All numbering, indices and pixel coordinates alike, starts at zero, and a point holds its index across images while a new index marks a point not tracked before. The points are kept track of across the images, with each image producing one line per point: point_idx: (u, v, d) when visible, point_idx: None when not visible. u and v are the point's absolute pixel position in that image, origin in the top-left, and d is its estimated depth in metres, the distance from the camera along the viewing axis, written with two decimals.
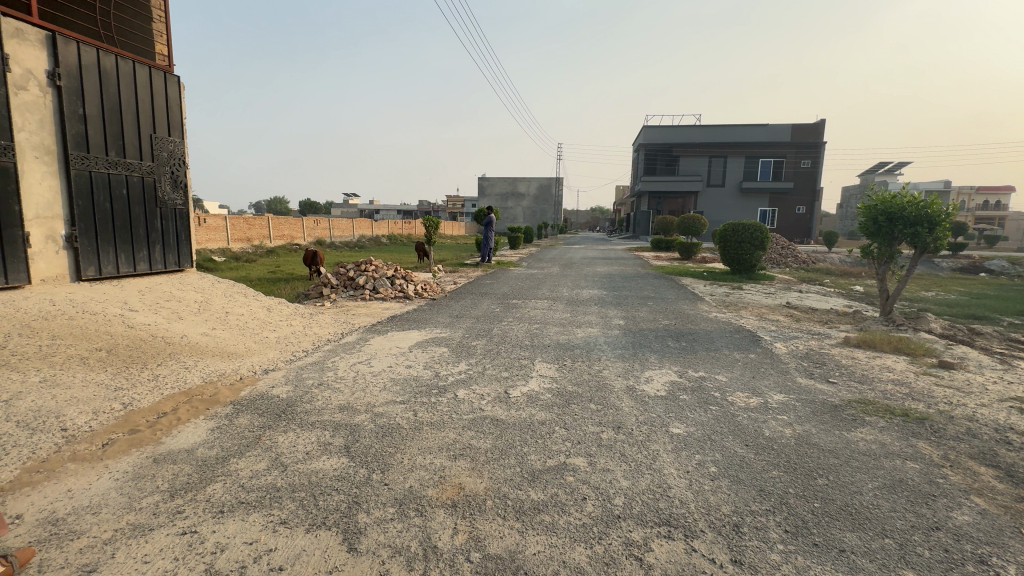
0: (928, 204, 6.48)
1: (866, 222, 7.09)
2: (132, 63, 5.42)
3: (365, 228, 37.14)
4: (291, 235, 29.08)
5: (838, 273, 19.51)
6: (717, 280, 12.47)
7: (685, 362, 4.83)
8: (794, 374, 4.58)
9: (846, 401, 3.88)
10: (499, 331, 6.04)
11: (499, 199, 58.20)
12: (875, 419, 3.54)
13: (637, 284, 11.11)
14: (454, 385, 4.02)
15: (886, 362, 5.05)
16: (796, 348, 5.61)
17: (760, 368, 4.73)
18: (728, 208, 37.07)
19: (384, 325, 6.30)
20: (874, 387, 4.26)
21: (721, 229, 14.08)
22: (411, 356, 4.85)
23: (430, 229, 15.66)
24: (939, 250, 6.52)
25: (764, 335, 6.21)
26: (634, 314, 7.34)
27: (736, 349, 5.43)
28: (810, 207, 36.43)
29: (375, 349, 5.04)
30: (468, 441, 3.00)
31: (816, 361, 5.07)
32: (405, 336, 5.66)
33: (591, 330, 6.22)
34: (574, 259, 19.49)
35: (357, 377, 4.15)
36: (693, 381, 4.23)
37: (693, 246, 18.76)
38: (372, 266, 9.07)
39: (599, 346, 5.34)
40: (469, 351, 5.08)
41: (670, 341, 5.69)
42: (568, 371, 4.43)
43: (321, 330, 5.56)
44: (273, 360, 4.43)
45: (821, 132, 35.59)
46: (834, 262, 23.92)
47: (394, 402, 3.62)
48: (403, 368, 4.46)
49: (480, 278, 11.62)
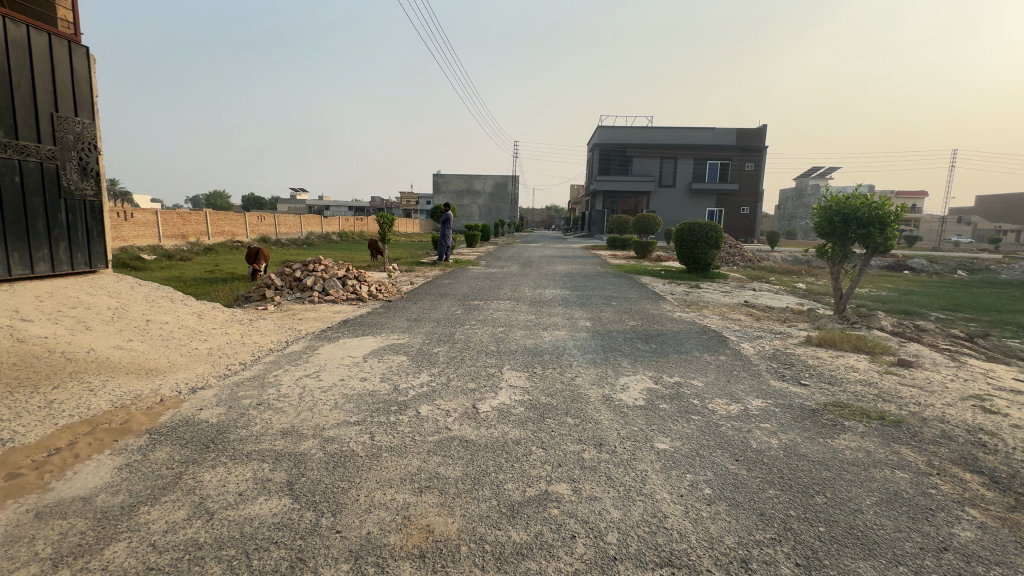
0: (879, 206, 6.66)
1: (821, 222, 7.23)
2: (25, 29, 4.58)
3: (314, 225, 35.43)
4: (231, 232, 27.25)
5: (782, 272, 20.44)
6: (676, 279, 12.62)
7: (658, 366, 4.64)
8: (767, 377, 4.48)
9: (823, 405, 3.79)
10: (461, 336, 5.65)
11: (455, 196, 57.38)
12: (854, 424, 3.46)
13: (599, 283, 11.03)
14: (416, 400, 3.61)
15: (850, 361, 5.09)
16: (763, 348, 5.58)
17: (733, 371, 4.61)
18: (679, 208, 38.27)
19: (334, 331, 5.75)
20: (845, 389, 4.22)
21: (677, 228, 14.24)
22: (366, 367, 4.37)
23: (384, 227, 14.94)
24: (888, 250, 6.74)
25: (730, 335, 6.17)
26: (600, 315, 7.15)
27: (706, 351, 5.31)
28: (753, 208, 38.18)
29: (324, 360, 4.51)
30: (434, 469, 2.62)
31: (785, 362, 5.02)
32: (359, 344, 5.15)
33: (558, 333, 5.94)
34: (532, 257, 19.33)
35: (303, 394, 3.65)
36: (670, 388, 4.03)
37: (649, 244, 19.06)
38: (321, 266, 8.41)
39: (569, 351, 5.07)
40: (430, 359, 4.66)
41: (640, 343, 5.52)
42: (539, 380, 4.12)
43: (262, 339, 4.96)
44: (202, 377, 3.84)
45: (763, 137, 37.40)
46: (777, 261, 25.16)
47: (346, 424, 3.17)
48: (357, 381, 3.99)
49: (438, 278, 11.14)
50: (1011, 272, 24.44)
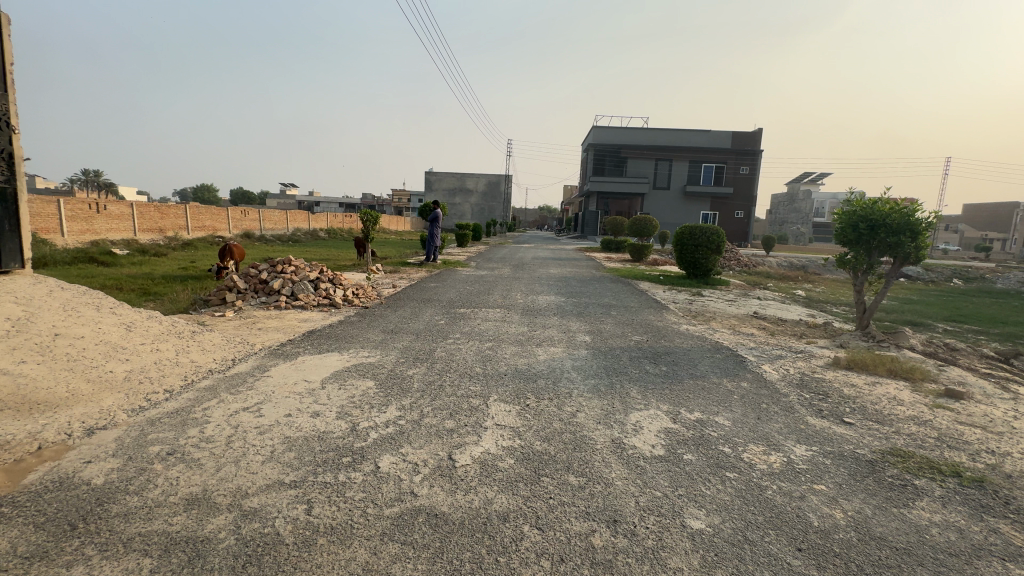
0: (910, 212, 5.99)
1: (844, 228, 6.57)
2: None
3: (301, 221, 34.38)
4: (212, 227, 26.20)
5: (780, 277, 19.94)
6: (676, 285, 11.96)
7: (673, 397, 3.91)
8: (803, 412, 3.77)
9: (882, 456, 3.08)
10: (442, 353, 4.88)
11: (447, 195, 56.54)
12: (928, 485, 2.74)
13: (595, 289, 10.31)
14: (375, 447, 2.82)
15: (890, 390, 4.42)
16: (789, 372, 4.87)
17: (761, 403, 3.91)
18: (673, 211, 37.81)
19: (295, 345, 4.95)
20: (900, 431, 3.52)
21: (677, 231, 13.55)
22: (322, 395, 3.58)
23: (368, 224, 14.10)
24: (920, 260, 6.07)
25: (746, 354, 5.48)
26: (600, 327, 6.42)
27: (725, 376, 4.59)
28: (748, 212, 37.78)
29: (272, 386, 3.71)
30: (385, 570, 1.86)
31: (816, 390, 4.34)
32: (319, 363, 4.35)
33: (554, 350, 5.19)
34: (524, 258, 18.57)
35: (233, 438, 2.85)
36: (693, 429, 3.29)
37: (645, 248, 18.41)
38: (290, 267, 7.59)
39: (567, 376, 4.32)
40: (402, 385, 3.88)
41: (648, 365, 4.79)
42: (533, 417, 3.36)
43: (202, 356, 4.14)
44: (108, 412, 3.04)
45: (758, 140, 37.03)
46: (773, 266, 24.68)
47: (279, 487, 2.39)
48: (306, 416, 3.20)
49: (424, 280, 10.36)
50: (1005, 281, 24.25)
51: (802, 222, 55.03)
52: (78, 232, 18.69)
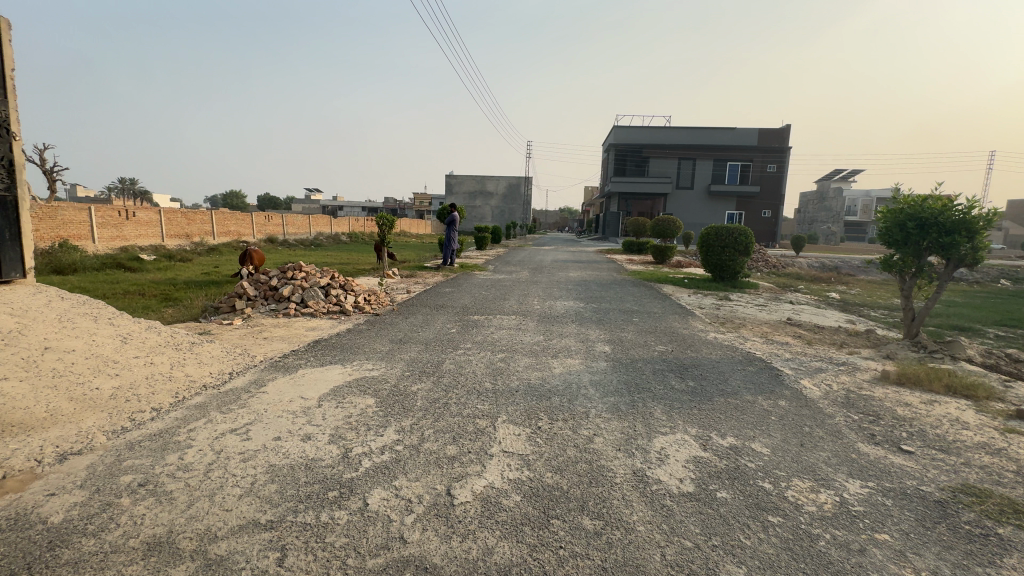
0: (966, 210, 5.43)
1: (889, 228, 6.03)
2: None
3: (323, 225, 34.83)
4: (237, 232, 26.69)
5: (810, 279, 19.09)
6: (702, 289, 11.44)
7: (702, 419, 3.50)
8: (853, 438, 3.33)
9: (954, 495, 2.63)
10: (451, 365, 4.58)
11: (467, 197, 56.61)
12: (1017, 536, 2.29)
13: (616, 293, 9.89)
14: (366, 479, 2.52)
15: (950, 411, 3.92)
16: (831, 388, 4.40)
17: (803, 426, 3.48)
18: (697, 211, 36.88)
19: (297, 356, 4.72)
20: (971, 462, 3.04)
21: (703, 232, 12.99)
22: (317, 415, 3.31)
23: (384, 228, 13.98)
24: (977, 263, 5.50)
25: (782, 366, 5.02)
26: (620, 336, 6.02)
27: (759, 393, 4.15)
28: (776, 211, 36.54)
29: (266, 404, 3.47)
30: None
31: (864, 410, 3.88)
32: (320, 377, 4.10)
33: (570, 362, 4.83)
34: (543, 261, 18.18)
35: (213, 466, 2.61)
36: (726, 459, 2.90)
37: (668, 249, 17.84)
38: (301, 273, 7.43)
39: (584, 393, 3.96)
40: (403, 403, 3.58)
41: (673, 380, 4.40)
42: (544, 442, 3.03)
43: (197, 370, 3.94)
44: (86, 434, 2.83)
45: (786, 137, 35.79)
46: (803, 267, 23.68)
47: (252, 529, 2.11)
48: (296, 440, 2.93)
49: (439, 285, 10.11)
50: None
51: (832, 221, 53.06)
52: (109, 237, 19.21)
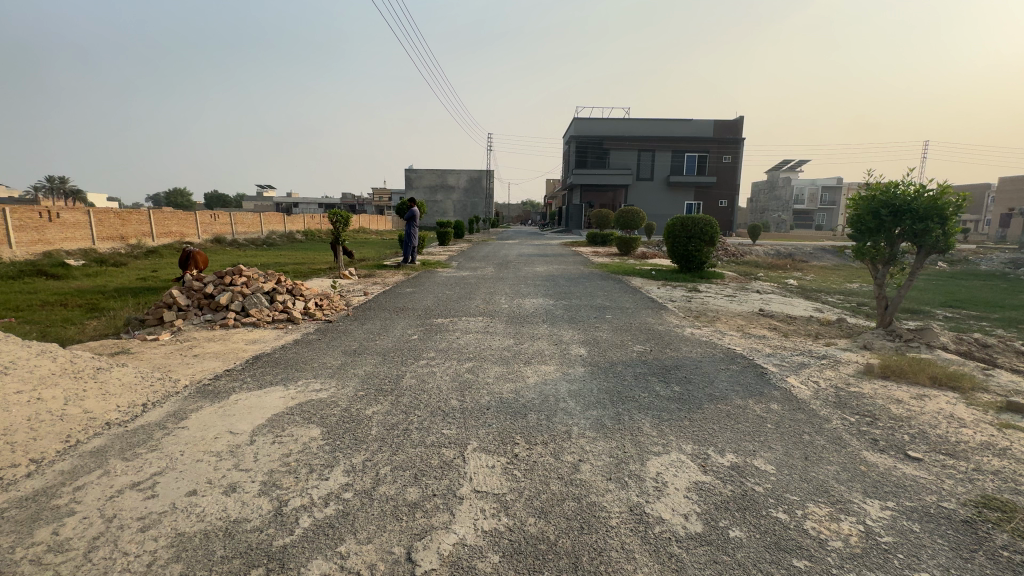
0: (938, 195, 5.32)
1: (861, 216, 5.90)
2: None
3: (276, 223, 33.00)
4: (180, 233, 24.79)
5: (768, 267, 19.55)
6: (670, 280, 11.30)
7: (695, 432, 3.14)
8: (859, 447, 3.04)
9: (981, 513, 2.35)
10: (411, 380, 4.05)
11: (428, 192, 55.40)
12: None
13: (585, 288, 9.58)
14: (303, 547, 2.00)
15: (943, 406, 3.74)
16: (820, 386, 4.16)
17: (804, 435, 3.17)
18: (658, 202, 37.38)
19: (232, 377, 4.07)
20: (985, 469, 2.80)
21: (668, 223, 12.87)
22: (247, 456, 2.73)
23: (339, 225, 13.14)
24: (947, 249, 5.44)
25: (765, 363, 4.78)
26: (595, 336, 5.64)
27: (750, 397, 3.84)
28: (732, 201, 37.48)
29: (183, 444, 2.85)
30: None
31: (860, 410, 3.64)
32: (255, 403, 3.49)
33: (544, 369, 4.39)
34: (507, 256, 17.76)
35: (98, 542, 2.00)
36: (732, 484, 2.53)
37: (632, 241, 17.77)
38: (241, 279, 6.67)
39: (563, 407, 3.52)
40: (355, 433, 3.04)
41: (657, 385, 4.04)
42: (523, 475, 2.58)
43: (99, 404, 3.24)
44: None
45: (740, 128, 36.73)
46: (760, 255, 24.29)
47: None
48: (215, 495, 2.35)
49: (399, 286, 9.46)
50: (989, 263, 24.22)
51: (783, 210, 55.20)
52: (29, 241, 17.29)
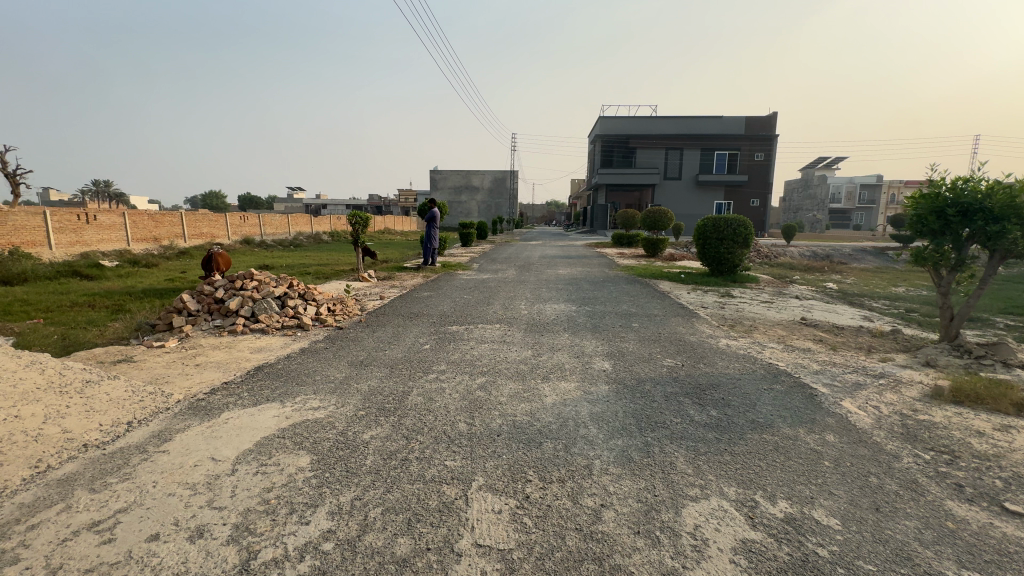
0: (1017, 193, 4.66)
1: (924, 218, 5.26)
2: None
3: (303, 224, 33.51)
4: (210, 234, 25.33)
5: (805, 269, 18.52)
6: (701, 285, 10.68)
7: (740, 472, 2.68)
8: (942, 496, 2.51)
9: None
10: (417, 398, 3.70)
11: (452, 193, 55.51)
12: None
13: (610, 293, 9.09)
14: None
15: None
16: (882, 412, 3.61)
17: (871, 478, 2.66)
18: (686, 202, 36.32)
19: (228, 391, 3.81)
20: None
21: (698, 224, 12.25)
22: (225, 489, 2.43)
23: (359, 227, 12.98)
24: None
25: (814, 383, 4.23)
26: (620, 348, 5.19)
27: (801, 425, 3.33)
28: (764, 200, 36.06)
29: (159, 473, 2.57)
30: None
31: (935, 445, 3.09)
32: (246, 423, 3.20)
33: (563, 387, 3.96)
34: (530, 258, 17.36)
35: None
36: (790, 545, 2.07)
37: (660, 242, 17.09)
38: (253, 283, 6.49)
39: (583, 434, 3.11)
40: (348, 463, 2.70)
41: (692, 409, 3.57)
42: (534, 525, 2.18)
43: (79, 423, 3.01)
44: None
45: (773, 124, 35.32)
46: (795, 257, 23.14)
47: None
48: (178, 542, 2.04)
49: (416, 290, 9.20)
50: None
51: (819, 209, 52.95)
52: (68, 242, 17.87)
